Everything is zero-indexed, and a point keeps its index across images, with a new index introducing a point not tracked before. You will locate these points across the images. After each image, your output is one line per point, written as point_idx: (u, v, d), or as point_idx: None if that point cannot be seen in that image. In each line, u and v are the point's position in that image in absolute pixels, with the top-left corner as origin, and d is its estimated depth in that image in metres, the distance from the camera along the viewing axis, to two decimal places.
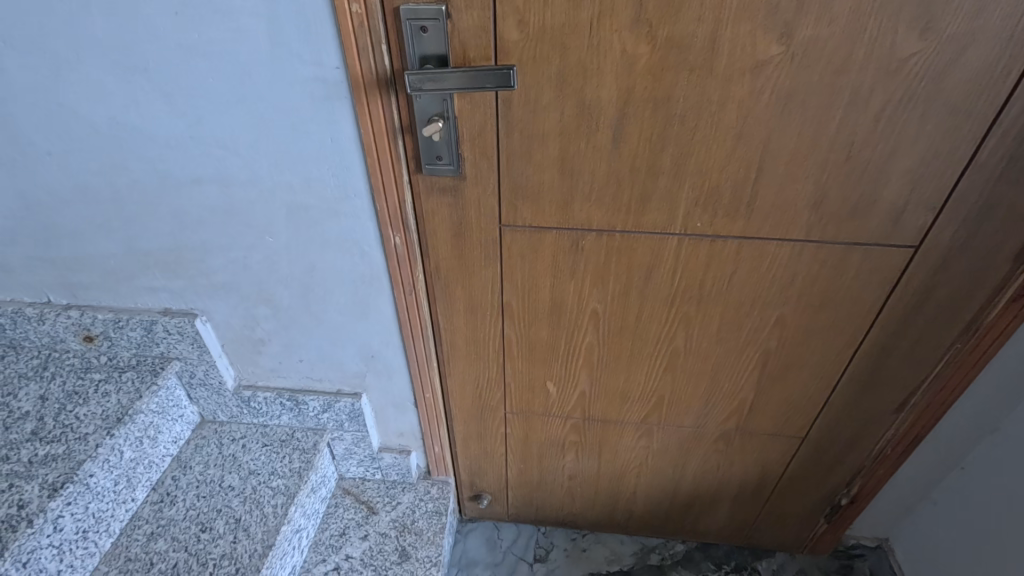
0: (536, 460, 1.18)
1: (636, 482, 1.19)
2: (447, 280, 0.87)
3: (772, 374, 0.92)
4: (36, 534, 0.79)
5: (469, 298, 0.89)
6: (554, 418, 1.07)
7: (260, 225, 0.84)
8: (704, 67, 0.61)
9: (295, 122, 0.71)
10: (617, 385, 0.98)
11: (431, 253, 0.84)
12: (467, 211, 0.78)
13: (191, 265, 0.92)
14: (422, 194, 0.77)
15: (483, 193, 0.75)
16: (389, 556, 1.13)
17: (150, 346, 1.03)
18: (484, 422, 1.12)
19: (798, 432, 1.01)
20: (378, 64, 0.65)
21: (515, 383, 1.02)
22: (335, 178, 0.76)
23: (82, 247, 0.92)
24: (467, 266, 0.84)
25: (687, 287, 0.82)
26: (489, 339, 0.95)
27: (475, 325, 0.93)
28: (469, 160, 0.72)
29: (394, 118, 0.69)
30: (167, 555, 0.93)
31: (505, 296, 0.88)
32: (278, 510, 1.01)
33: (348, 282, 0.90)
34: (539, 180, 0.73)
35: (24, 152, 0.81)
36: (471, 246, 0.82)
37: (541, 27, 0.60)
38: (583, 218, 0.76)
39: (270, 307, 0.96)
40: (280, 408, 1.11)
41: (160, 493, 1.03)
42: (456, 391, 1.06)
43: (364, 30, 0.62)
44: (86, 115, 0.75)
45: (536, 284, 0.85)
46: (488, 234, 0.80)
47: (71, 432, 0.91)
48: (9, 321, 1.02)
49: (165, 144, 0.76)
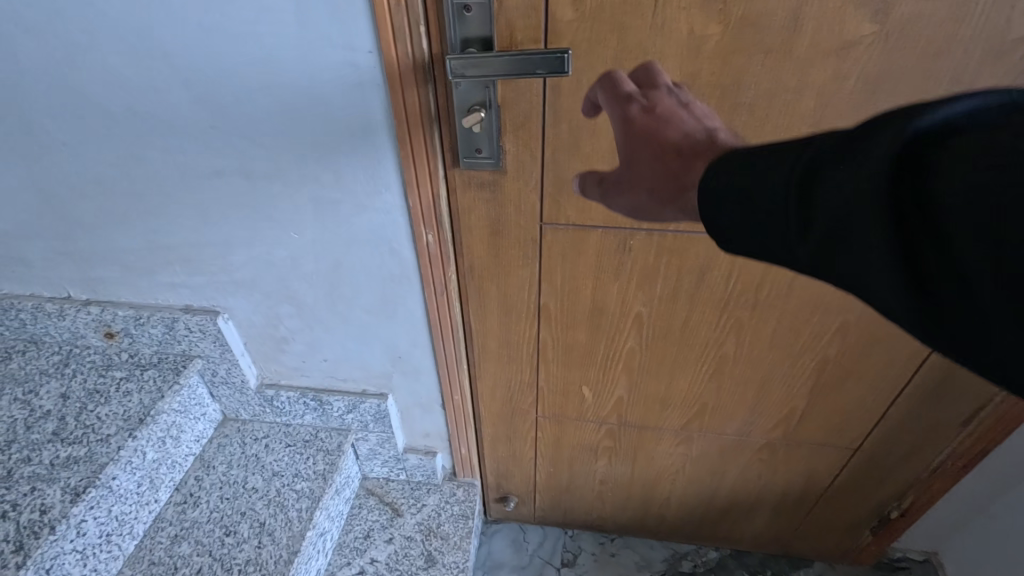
0: (566, 465, 1.14)
1: (671, 489, 1.14)
2: (481, 280, 0.82)
3: (827, 383, 0.86)
4: (59, 541, 0.76)
5: (504, 299, 0.84)
6: (588, 423, 1.02)
7: (285, 220, 0.80)
8: (781, 49, 0.54)
9: (324, 112, 0.66)
10: (658, 390, 0.93)
11: (465, 252, 0.79)
12: (506, 207, 0.72)
13: (212, 261, 0.88)
14: (458, 189, 0.72)
15: (525, 189, 0.70)
16: (415, 561, 1.10)
17: (171, 343, 1.00)
18: (514, 425, 1.07)
19: (850, 442, 0.95)
20: (416, 47, 0.59)
21: (548, 386, 0.97)
22: (366, 172, 0.71)
23: (102, 242, 0.89)
24: (504, 266, 0.79)
25: (741, 290, 0.76)
26: (523, 342, 0.90)
27: (508, 327, 0.88)
28: (511, 153, 0.67)
29: (431, 107, 0.64)
30: (191, 560, 0.91)
31: (543, 298, 0.82)
32: (303, 515, 0.98)
33: (377, 280, 0.85)
34: (587, 175, 0.67)
35: (39, 142, 0.77)
36: (509, 245, 0.77)
37: (598, 5, 0.54)
38: (632, 216, 0.70)
39: (294, 305, 0.92)
40: (304, 408, 1.08)
41: (184, 494, 1.00)
42: (486, 394, 1.02)
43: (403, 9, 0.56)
44: (102, 103, 0.70)
45: (577, 285, 0.80)
46: (528, 232, 0.74)
47: (93, 433, 0.89)
48: (29, 316, 1.00)
49: (185, 134, 0.72)
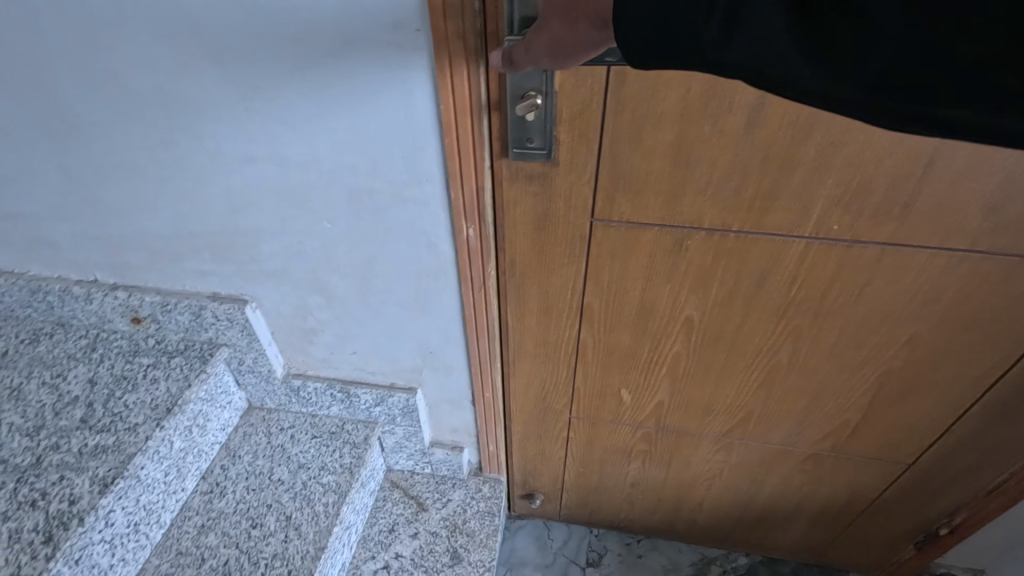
0: (597, 465, 1.10)
1: (705, 494, 1.10)
2: (522, 277, 0.78)
3: (887, 394, 0.81)
4: (88, 532, 0.75)
5: (545, 297, 0.80)
6: (624, 425, 0.98)
7: (319, 209, 0.76)
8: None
9: (366, 98, 0.61)
10: (702, 396, 0.89)
11: (507, 247, 0.75)
12: (556, 202, 0.67)
13: (242, 249, 0.85)
14: (505, 182, 0.67)
15: (577, 183, 0.65)
16: (440, 558, 1.07)
17: (198, 330, 0.97)
18: (545, 424, 1.04)
19: (903, 456, 0.90)
20: (469, 26, 0.54)
21: (585, 387, 0.93)
22: (406, 160, 0.67)
23: (129, 226, 0.86)
24: (547, 263, 0.75)
25: (804, 296, 0.70)
26: (562, 342, 0.86)
27: (547, 326, 0.84)
28: (565, 144, 0.61)
29: (481, 91, 0.59)
30: (218, 551, 0.90)
31: (587, 297, 0.78)
32: (330, 509, 0.96)
33: (412, 274, 0.81)
34: (647, 170, 0.62)
35: (67, 122, 0.73)
36: (555, 241, 0.72)
37: None
38: (693, 215, 0.65)
39: (324, 296, 0.89)
40: (330, 399, 1.06)
41: (210, 483, 0.99)
42: (518, 392, 0.98)
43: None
44: (131, 82, 0.67)
45: (625, 286, 0.75)
46: (576, 228, 0.70)
47: (120, 421, 0.87)
48: (57, 299, 0.98)
49: (217, 117, 0.67)
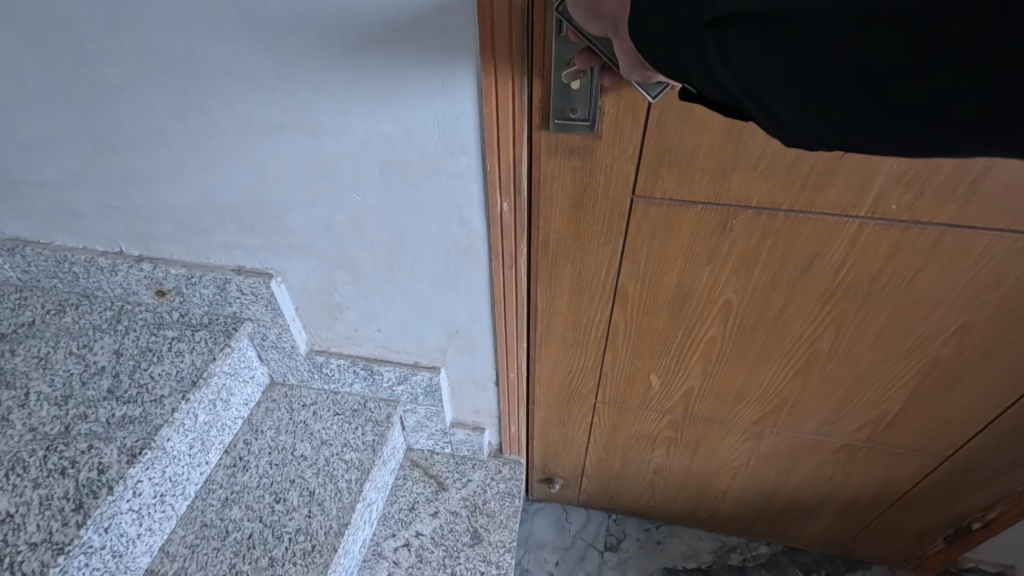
0: (620, 451, 1.09)
1: (731, 481, 1.08)
2: (554, 257, 0.76)
3: (932, 385, 0.78)
4: (118, 501, 0.75)
5: (577, 278, 0.77)
6: (652, 412, 0.97)
7: (349, 181, 0.74)
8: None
9: (404, 64, 0.59)
10: (734, 383, 0.87)
11: (541, 225, 0.72)
12: (596, 176, 0.65)
13: (268, 221, 0.83)
14: (542, 156, 0.64)
15: (620, 157, 0.62)
16: (460, 537, 1.07)
17: (222, 304, 0.96)
18: (569, 410, 1.02)
19: (942, 448, 0.88)
20: None
21: (613, 370, 0.91)
22: (441, 131, 0.64)
23: (155, 196, 0.85)
24: (583, 242, 0.72)
25: (852, 281, 0.68)
26: (592, 325, 0.84)
27: (578, 307, 0.82)
28: (611, 115, 0.59)
29: (524, 58, 0.56)
30: (242, 524, 0.90)
31: (621, 278, 0.75)
32: (352, 487, 0.95)
33: (441, 250, 0.79)
34: (696, 144, 0.59)
35: (94, 87, 0.72)
36: (592, 219, 0.69)
37: None
38: (741, 193, 0.62)
39: (351, 271, 0.88)
40: (353, 376, 1.05)
41: (233, 457, 0.99)
42: (544, 374, 0.96)
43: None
44: (159, 44, 0.64)
45: (663, 266, 0.72)
46: (616, 204, 0.67)
47: (147, 393, 0.87)
48: (82, 270, 0.98)
49: (247, 82, 0.65)
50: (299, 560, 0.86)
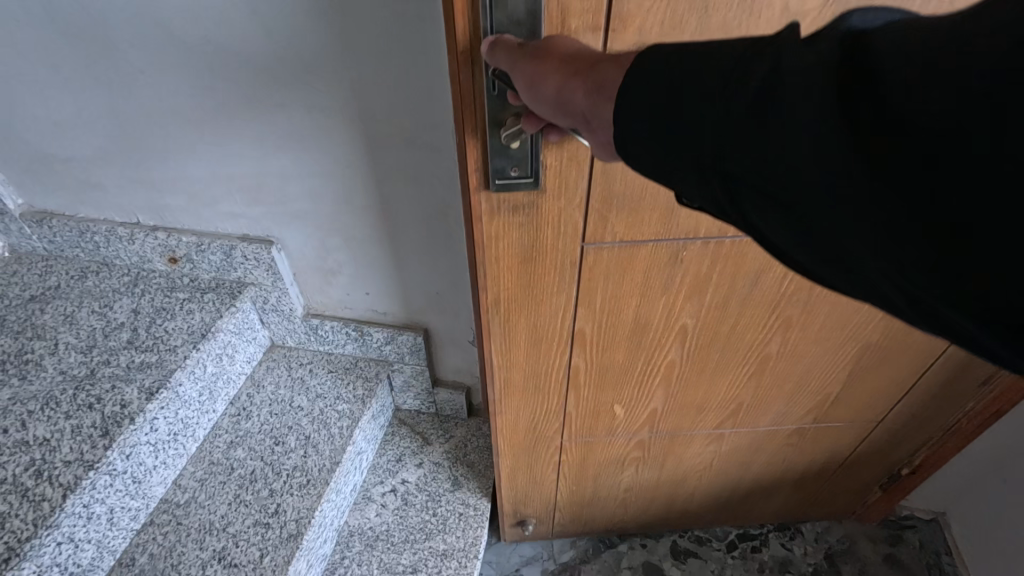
0: (589, 480, 1.12)
1: (696, 483, 1.16)
2: (506, 313, 0.79)
3: (865, 366, 0.89)
4: (137, 431, 0.86)
5: (533, 328, 0.82)
6: (618, 438, 1.03)
7: (340, 153, 0.85)
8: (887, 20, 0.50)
9: (384, 42, 0.72)
10: (695, 396, 0.95)
11: (490, 287, 0.76)
12: (543, 229, 0.69)
13: (270, 191, 0.94)
14: (483, 217, 0.68)
15: (565, 207, 0.67)
16: (442, 483, 1.18)
17: (228, 270, 1.08)
18: (536, 452, 1.04)
19: (878, 413, 0.99)
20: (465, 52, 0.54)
21: (577, 411, 0.97)
22: (417, 105, 0.77)
23: (170, 170, 0.96)
24: (536, 294, 0.77)
25: (795, 289, 0.78)
26: (552, 370, 0.89)
27: (536, 357, 0.86)
28: (554, 168, 0.63)
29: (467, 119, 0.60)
30: (246, 462, 1.01)
31: (578, 322, 0.81)
32: (344, 432, 1.07)
33: (421, 213, 0.92)
34: (642, 185, 0.65)
35: (119, 72, 0.84)
36: (542, 268, 0.74)
37: None
38: (688, 227, 0.70)
39: (342, 239, 0.99)
40: (345, 337, 1.16)
41: (238, 407, 1.10)
42: (507, 428, 0.99)
43: (459, 28, 0.52)
44: (178, 33, 0.77)
45: (619, 303, 0.79)
46: (569, 253, 0.72)
47: (162, 343, 0.98)
48: (102, 239, 1.09)
49: (253, 65, 0.77)
50: (296, 491, 0.97)
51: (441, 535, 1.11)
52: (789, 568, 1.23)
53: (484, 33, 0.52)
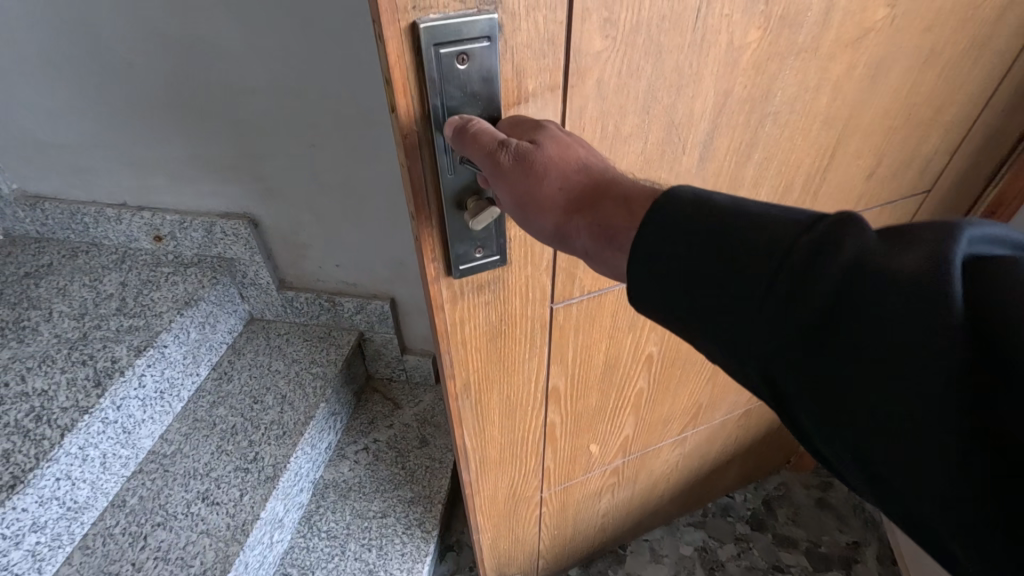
0: (569, 520, 1.09)
1: (665, 486, 1.17)
2: (479, 392, 0.72)
3: None
4: (127, 383, 0.96)
5: (506, 400, 0.76)
6: (595, 473, 1.01)
7: (307, 133, 0.97)
8: (810, 48, 0.56)
9: (344, 28, 0.84)
10: (660, 413, 0.97)
11: (461, 372, 0.68)
12: (511, 302, 0.64)
13: (248, 170, 1.05)
14: (444, 304, 0.60)
15: (531, 277, 0.63)
16: (411, 441, 1.28)
17: (209, 246, 1.18)
18: (518, 512, 0.99)
19: None
20: (419, 130, 0.47)
21: (555, 461, 0.92)
22: (373, 87, 0.90)
23: (154, 153, 1.07)
24: (507, 366, 0.71)
25: None
26: (529, 433, 0.84)
27: (512, 425, 0.81)
28: (519, 239, 0.58)
29: (426, 201, 0.52)
30: (227, 418, 1.11)
31: (552, 380, 0.78)
32: (318, 391, 1.17)
33: (382, 187, 1.03)
34: None
35: (110, 61, 0.96)
36: (511, 339, 0.69)
37: (633, 25, 0.46)
38: None
39: (313, 214, 1.10)
40: (319, 308, 1.26)
41: (220, 371, 1.20)
42: (486, 502, 0.92)
43: (402, 109, 0.45)
44: (162, 26, 0.89)
45: (589, 352, 0.77)
46: (539, 317, 0.68)
47: (148, 310, 1.08)
48: (92, 220, 1.19)
49: (235, 51, 0.90)
50: (273, 441, 1.07)
51: (409, 485, 1.20)
52: (731, 513, 1.34)
53: (434, 111, 0.46)
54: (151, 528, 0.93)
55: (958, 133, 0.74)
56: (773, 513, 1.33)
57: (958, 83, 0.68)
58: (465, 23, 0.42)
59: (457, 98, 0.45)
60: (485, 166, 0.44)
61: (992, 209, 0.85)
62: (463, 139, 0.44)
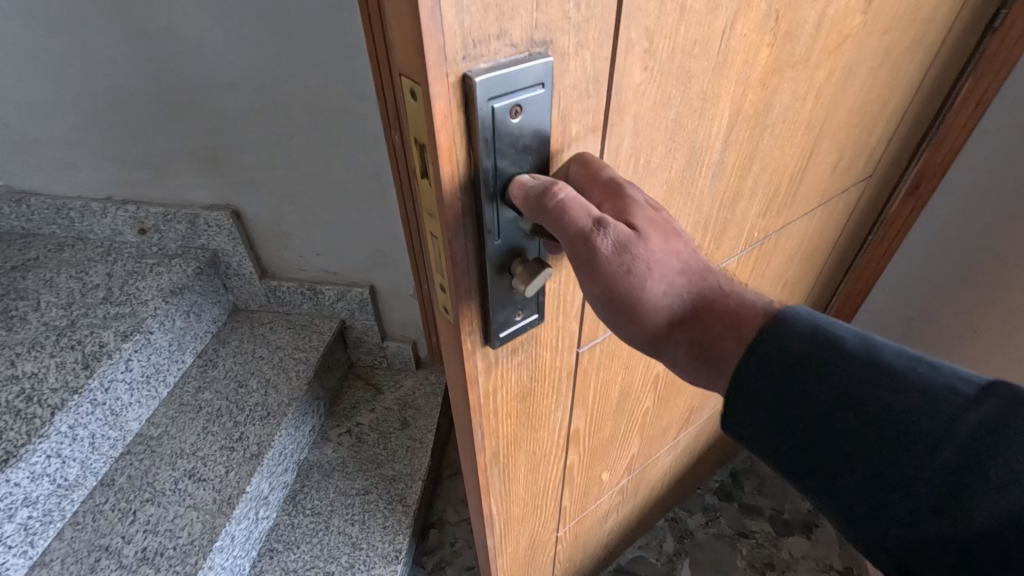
0: (578, 551, 1.02)
1: (660, 491, 1.15)
2: (507, 459, 0.61)
3: None
4: (115, 366, 1.00)
5: (532, 457, 0.65)
6: (603, 501, 0.94)
7: (286, 125, 1.03)
8: (805, 59, 0.53)
9: (318, 24, 0.90)
10: (660, 427, 0.92)
11: (489, 443, 0.56)
12: (543, 356, 0.54)
13: (231, 162, 1.10)
14: (478, 382, 0.49)
15: (564, 325, 0.54)
16: (393, 424, 1.33)
17: (193, 237, 1.22)
18: (535, 561, 0.90)
19: None
20: (464, 197, 0.36)
21: (571, 500, 0.84)
22: (347, 81, 0.96)
23: (138, 147, 1.11)
24: (533, 421, 0.60)
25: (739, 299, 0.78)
26: (548, 482, 0.73)
27: (535, 480, 0.70)
28: (555, 289, 0.49)
29: (467, 277, 0.41)
30: (212, 401, 1.15)
31: (575, 421, 0.68)
32: (301, 375, 1.22)
33: (359, 177, 1.09)
34: None
35: (95, 59, 1.01)
36: (540, 394, 0.58)
37: (670, 50, 0.40)
38: None
39: (293, 204, 1.15)
40: (301, 297, 1.31)
41: (205, 358, 1.24)
42: (506, 563, 0.81)
43: (446, 173, 0.34)
44: (144, 25, 0.95)
45: (608, 385, 0.69)
46: (565, 363, 0.59)
47: (134, 298, 1.12)
48: (78, 215, 1.22)
49: (217, 49, 0.95)
50: (258, 421, 1.12)
51: (391, 463, 1.25)
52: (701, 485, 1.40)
53: (483, 173, 0.36)
54: (140, 504, 0.97)
55: (903, 118, 0.78)
56: (741, 485, 1.40)
57: (907, 74, 0.70)
58: (520, 65, 0.33)
59: (509, 157, 0.36)
60: (580, 250, 0.37)
61: (913, 186, 0.92)
62: (556, 213, 0.36)
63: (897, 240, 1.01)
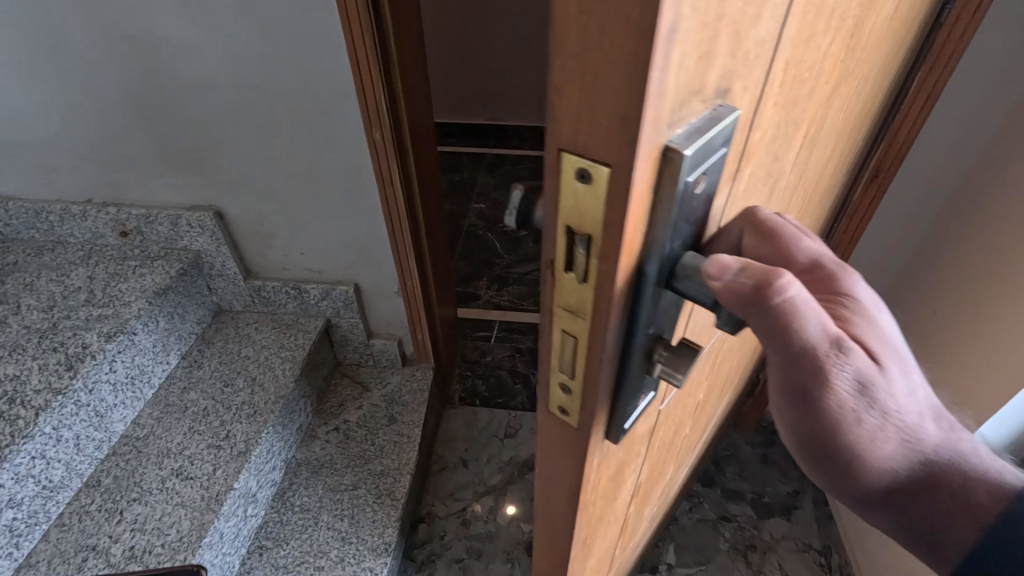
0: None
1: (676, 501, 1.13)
2: (590, 536, 0.54)
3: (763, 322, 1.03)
4: (98, 367, 1.00)
5: (606, 523, 0.59)
6: (639, 531, 0.90)
7: (268, 125, 1.04)
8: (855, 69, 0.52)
9: (297, 24, 0.92)
10: (688, 441, 0.90)
11: (580, 529, 0.49)
12: (642, 426, 0.49)
13: (213, 163, 1.11)
14: (592, 476, 0.43)
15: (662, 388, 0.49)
16: (380, 420, 1.34)
17: (176, 238, 1.23)
18: None
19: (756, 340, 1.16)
20: (630, 290, 0.31)
21: (620, 545, 0.78)
22: (328, 81, 0.97)
23: (118, 148, 1.12)
24: (615, 490, 0.54)
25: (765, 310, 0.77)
26: (611, 537, 0.67)
27: (603, 543, 0.63)
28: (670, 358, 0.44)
29: (612, 373, 0.35)
30: (198, 401, 1.15)
31: (641, 474, 0.62)
32: (287, 372, 1.22)
33: (341, 175, 1.10)
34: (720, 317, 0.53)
35: (72, 60, 1.01)
36: (627, 462, 0.52)
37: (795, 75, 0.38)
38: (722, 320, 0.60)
39: (276, 203, 1.17)
40: (286, 296, 1.32)
41: (190, 359, 1.25)
42: None
43: (624, 268, 0.29)
44: (122, 26, 0.96)
45: (670, 428, 0.64)
46: (653, 423, 0.53)
47: (117, 299, 1.12)
48: (57, 218, 1.22)
49: (197, 50, 0.97)
50: (245, 419, 1.12)
51: (379, 459, 1.27)
52: None
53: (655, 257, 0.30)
54: (127, 504, 0.97)
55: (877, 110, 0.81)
56: (722, 470, 1.44)
57: (893, 69, 0.72)
58: (705, 121, 0.28)
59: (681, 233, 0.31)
60: (801, 366, 0.33)
61: (875, 173, 0.96)
62: (779, 311, 0.31)
63: (863, 226, 1.05)
